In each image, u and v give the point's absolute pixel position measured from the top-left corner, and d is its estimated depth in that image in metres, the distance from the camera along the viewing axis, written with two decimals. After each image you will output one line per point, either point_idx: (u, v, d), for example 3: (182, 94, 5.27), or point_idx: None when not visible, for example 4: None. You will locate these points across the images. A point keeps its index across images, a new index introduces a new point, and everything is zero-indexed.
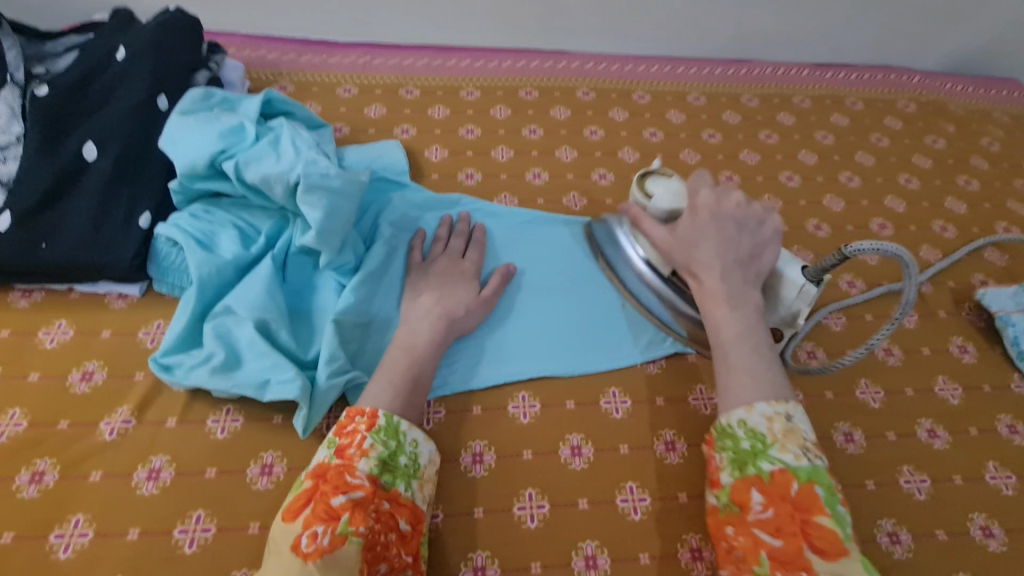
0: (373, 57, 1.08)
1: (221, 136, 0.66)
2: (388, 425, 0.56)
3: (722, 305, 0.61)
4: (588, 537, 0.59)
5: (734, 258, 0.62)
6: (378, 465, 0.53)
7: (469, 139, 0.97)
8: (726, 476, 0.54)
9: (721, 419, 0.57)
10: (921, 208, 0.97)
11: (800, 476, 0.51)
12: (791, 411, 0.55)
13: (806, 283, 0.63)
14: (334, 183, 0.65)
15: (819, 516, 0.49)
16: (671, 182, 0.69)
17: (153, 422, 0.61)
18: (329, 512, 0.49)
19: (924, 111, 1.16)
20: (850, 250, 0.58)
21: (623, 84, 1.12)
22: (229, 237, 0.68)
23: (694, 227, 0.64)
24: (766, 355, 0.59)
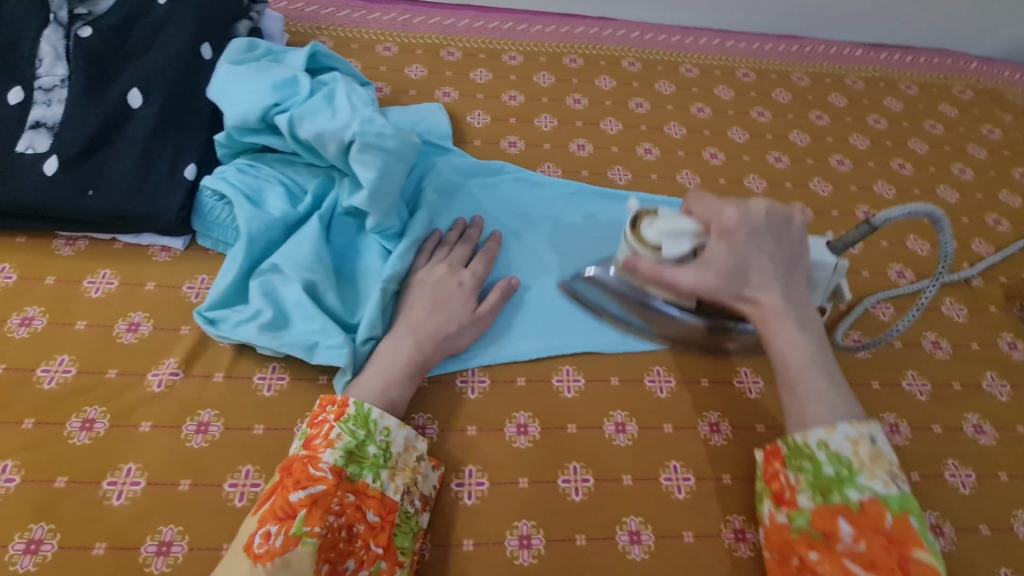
0: (414, 14, 1.04)
1: (275, 89, 0.64)
2: (358, 413, 0.55)
3: (788, 331, 0.57)
4: (632, 513, 0.59)
5: (783, 273, 0.58)
6: (343, 457, 0.53)
7: (512, 106, 0.94)
8: (804, 499, 0.54)
9: (798, 436, 0.55)
10: (974, 200, 0.94)
11: (892, 507, 0.51)
12: (874, 433, 0.54)
13: (839, 260, 0.58)
14: (390, 143, 0.63)
15: (916, 550, 0.49)
16: (671, 223, 0.58)
17: (201, 376, 0.61)
18: (286, 510, 0.49)
19: (981, 99, 1.11)
20: (878, 219, 0.55)
21: (671, 55, 1.08)
22: (276, 194, 0.67)
23: (734, 254, 0.57)
24: (834, 374, 0.57)
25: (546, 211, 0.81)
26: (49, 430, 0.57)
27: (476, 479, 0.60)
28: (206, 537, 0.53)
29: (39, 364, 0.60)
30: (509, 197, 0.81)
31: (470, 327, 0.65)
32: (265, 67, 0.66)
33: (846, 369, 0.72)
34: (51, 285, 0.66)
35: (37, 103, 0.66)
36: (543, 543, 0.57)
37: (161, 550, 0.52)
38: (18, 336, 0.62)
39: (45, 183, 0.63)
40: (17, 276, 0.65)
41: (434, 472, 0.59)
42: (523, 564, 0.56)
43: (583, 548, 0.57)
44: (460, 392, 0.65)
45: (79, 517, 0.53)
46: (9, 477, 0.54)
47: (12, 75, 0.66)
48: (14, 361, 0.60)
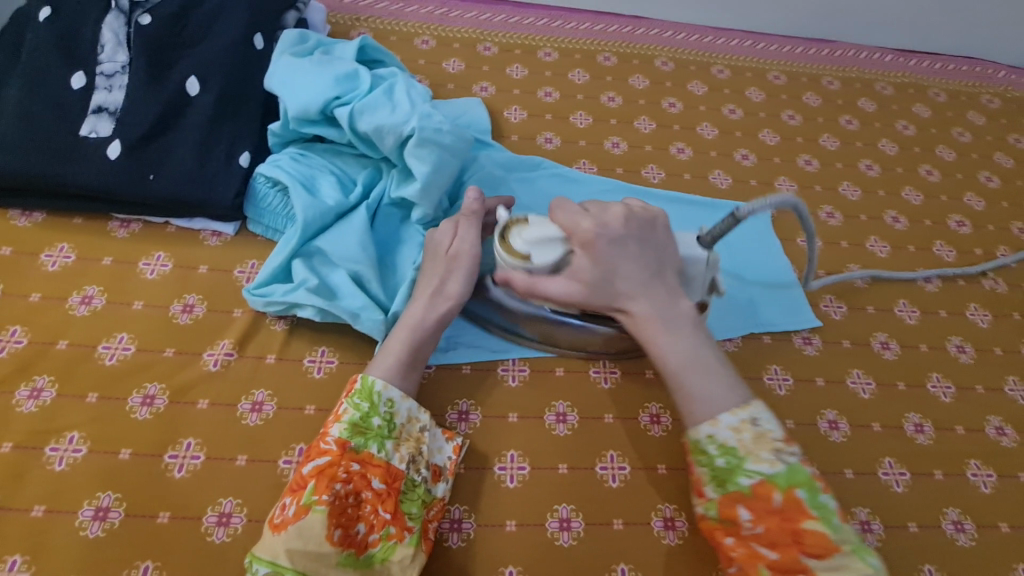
0: (451, 8, 1.05)
1: (337, 83, 0.66)
2: (363, 387, 0.57)
3: (662, 334, 0.58)
4: (667, 500, 0.62)
5: (649, 277, 0.59)
6: (347, 428, 0.55)
7: (548, 102, 0.96)
8: (709, 492, 0.54)
9: (690, 434, 0.56)
10: (1000, 208, 0.95)
11: (780, 485, 0.52)
12: (757, 415, 0.55)
13: (708, 253, 0.62)
14: (446, 139, 0.65)
15: (807, 521, 0.51)
16: (533, 232, 0.61)
17: (254, 356, 0.64)
18: (299, 482, 0.52)
19: (1009, 108, 1.12)
20: (742, 214, 0.55)
21: (704, 56, 1.09)
22: (329, 182, 0.69)
23: (597, 267, 0.59)
24: (716, 366, 0.58)
25: None
26: (113, 405, 0.59)
27: (518, 463, 0.62)
28: (263, 509, 0.56)
29: (99, 341, 0.63)
30: (547, 192, 0.83)
31: (454, 273, 0.63)
32: (327, 61, 0.68)
33: (874, 370, 0.74)
34: (108, 266, 0.68)
35: (99, 89, 0.68)
36: (582, 526, 0.59)
37: (221, 521, 0.55)
38: (78, 314, 0.64)
39: (108, 167, 0.65)
40: (76, 256, 0.68)
41: (449, 443, 0.61)
42: (563, 545, 0.58)
43: (620, 532, 0.59)
44: (502, 380, 0.67)
45: (142, 488, 0.55)
46: (76, 447, 0.57)
47: (75, 60, 0.68)
48: (76, 338, 0.63)
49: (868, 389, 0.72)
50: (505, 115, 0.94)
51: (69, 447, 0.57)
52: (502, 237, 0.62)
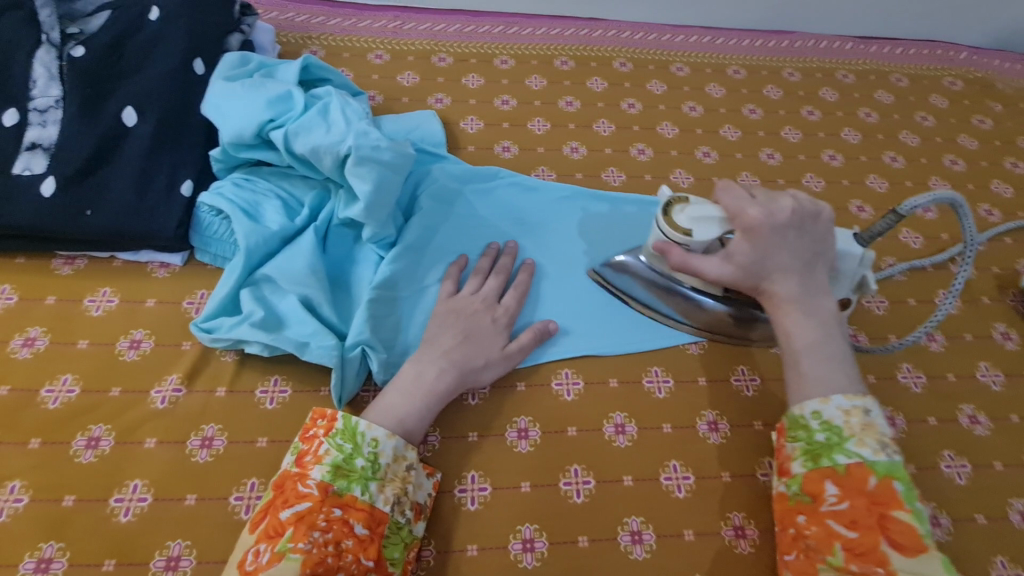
0: (405, 21, 1.05)
1: (270, 105, 0.65)
2: (345, 427, 0.55)
3: (792, 315, 0.58)
4: (634, 513, 0.60)
5: (800, 262, 0.58)
6: (330, 472, 0.52)
7: (505, 110, 0.95)
8: (797, 465, 0.55)
9: (794, 410, 0.56)
10: (965, 190, 0.95)
11: (878, 471, 0.51)
12: (870, 405, 0.54)
13: (864, 249, 0.60)
14: (386, 155, 0.63)
15: (897, 510, 0.49)
16: (700, 208, 0.61)
17: (203, 391, 0.62)
18: (276, 528, 0.49)
19: (971, 89, 1.12)
20: (904, 208, 0.57)
21: (662, 54, 1.08)
22: (273, 208, 0.67)
23: (747, 240, 0.59)
24: (842, 357, 0.57)
25: (541, 216, 0.81)
26: (56, 450, 0.57)
27: (478, 484, 0.61)
28: (214, 550, 0.54)
29: (42, 385, 0.61)
30: (504, 202, 0.82)
31: (495, 363, 0.64)
32: (259, 83, 0.67)
33: None
34: (52, 305, 0.66)
35: (33, 124, 0.66)
36: (546, 545, 0.58)
37: (169, 565, 0.53)
38: (20, 357, 0.62)
39: (43, 204, 0.63)
40: (18, 297, 0.66)
41: (429, 480, 0.59)
42: (526, 567, 0.57)
43: (586, 549, 0.58)
44: (461, 399, 0.65)
45: (87, 536, 0.54)
46: (17, 496, 0.55)
47: (7, 97, 0.67)
48: (17, 382, 0.61)
49: None
50: (461, 126, 0.93)
51: (9, 498, 0.55)
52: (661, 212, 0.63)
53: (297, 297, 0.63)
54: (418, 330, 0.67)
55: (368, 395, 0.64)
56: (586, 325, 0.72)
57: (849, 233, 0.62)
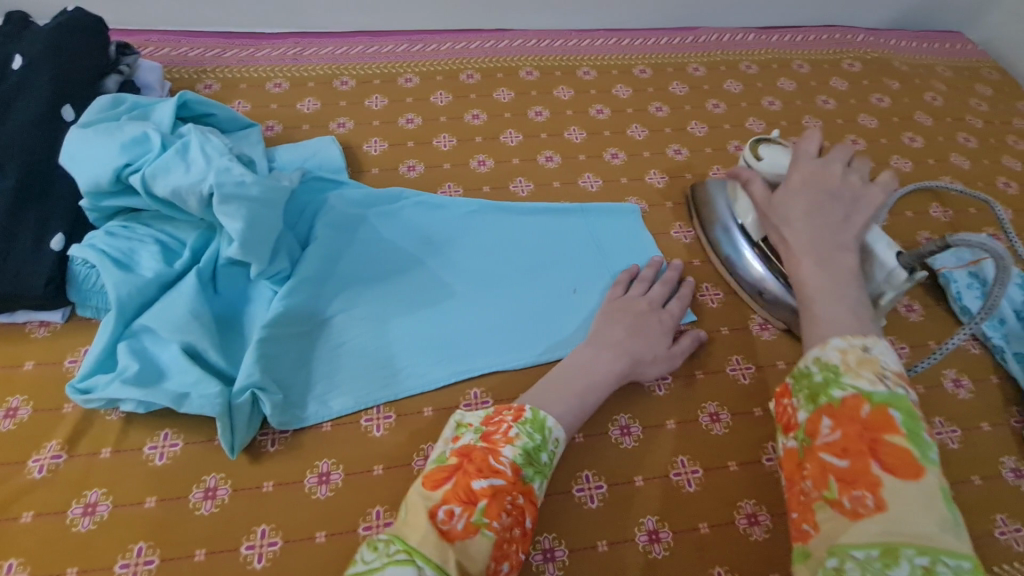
0: (304, 47, 1.03)
1: (124, 149, 0.63)
2: (534, 418, 0.56)
3: (806, 264, 0.61)
4: (546, 530, 0.59)
5: (827, 218, 0.62)
6: (522, 456, 0.52)
7: (410, 129, 0.94)
8: (801, 413, 0.53)
9: (800, 359, 0.55)
10: (867, 168, 0.98)
11: (872, 400, 0.48)
12: (871, 345, 0.53)
13: (898, 268, 0.63)
14: (253, 191, 0.62)
15: (891, 435, 0.46)
16: (785, 152, 0.71)
17: (87, 454, 0.59)
18: (470, 494, 0.48)
19: (869, 70, 1.16)
20: (952, 240, 0.60)
21: (569, 60, 1.09)
22: (149, 254, 0.64)
23: (786, 194, 0.65)
24: (851, 307, 0.57)
25: (445, 233, 0.80)
26: None
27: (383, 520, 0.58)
28: None
29: None
30: (408, 223, 0.80)
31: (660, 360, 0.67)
32: (116, 127, 0.65)
33: (753, 354, 0.73)
34: None
35: None
36: None
37: None
38: None
39: None
40: None
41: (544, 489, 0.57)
42: None
43: None
44: (365, 431, 0.63)
45: None
46: None
47: None
48: None
49: (748, 373, 0.71)
50: (365, 149, 0.91)
51: None
52: (752, 142, 0.74)
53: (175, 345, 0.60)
54: (319, 366, 0.66)
55: (267, 439, 0.61)
56: (493, 343, 0.70)
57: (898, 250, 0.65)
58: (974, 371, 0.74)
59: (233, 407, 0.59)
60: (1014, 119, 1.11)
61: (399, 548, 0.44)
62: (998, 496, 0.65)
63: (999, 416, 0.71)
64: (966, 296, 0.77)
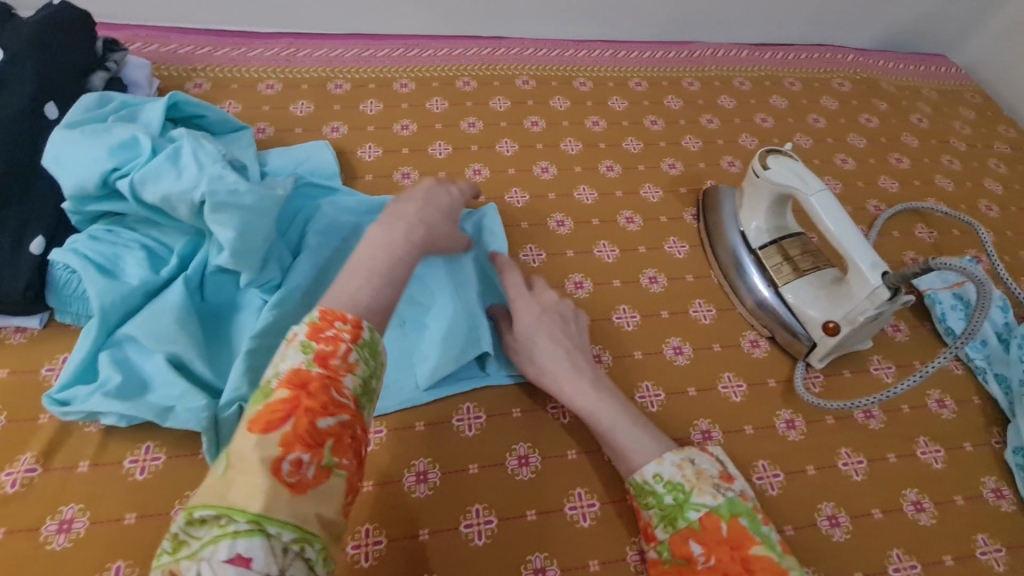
0: (298, 48, 1.01)
1: (112, 154, 0.61)
2: (373, 340, 0.50)
3: (588, 397, 0.60)
4: (538, 549, 0.58)
5: (561, 343, 0.64)
6: (364, 384, 0.48)
7: (405, 135, 0.93)
8: (660, 531, 0.53)
9: (636, 476, 0.56)
10: (855, 187, 0.99)
11: (723, 515, 0.51)
12: (693, 454, 0.55)
13: (880, 287, 0.66)
14: (246, 199, 0.61)
15: (754, 548, 0.48)
16: (794, 164, 0.74)
17: (63, 468, 0.57)
18: (315, 437, 0.43)
19: (859, 90, 1.18)
20: (936, 262, 0.62)
21: (565, 70, 1.09)
22: (135, 260, 0.62)
23: (526, 327, 0.66)
24: (626, 409, 0.60)
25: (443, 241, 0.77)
26: None
27: (373, 538, 0.57)
28: None
29: None
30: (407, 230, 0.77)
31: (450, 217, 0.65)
32: (104, 129, 0.63)
33: (744, 371, 0.74)
34: None
35: None
36: None
37: None
38: None
39: None
40: None
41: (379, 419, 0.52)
42: None
43: None
44: None
45: None
46: None
47: None
48: None
49: (739, 392, 0.72)
50: (359, 154, 0.90)
51: None
52: (764, 151, 0.77)
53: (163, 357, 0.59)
54: None
55: None
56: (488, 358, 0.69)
57: (884, 271, 0.67)
58: (957, 392, 0.76)
59: (218, 421, 0.57)
60: (996, 142, 1.14)
61: (240, 520, 0.39)
62: (979, 517, 0.66)
63: (980, 437, 0.72)
64: (951, 317, 0.79)
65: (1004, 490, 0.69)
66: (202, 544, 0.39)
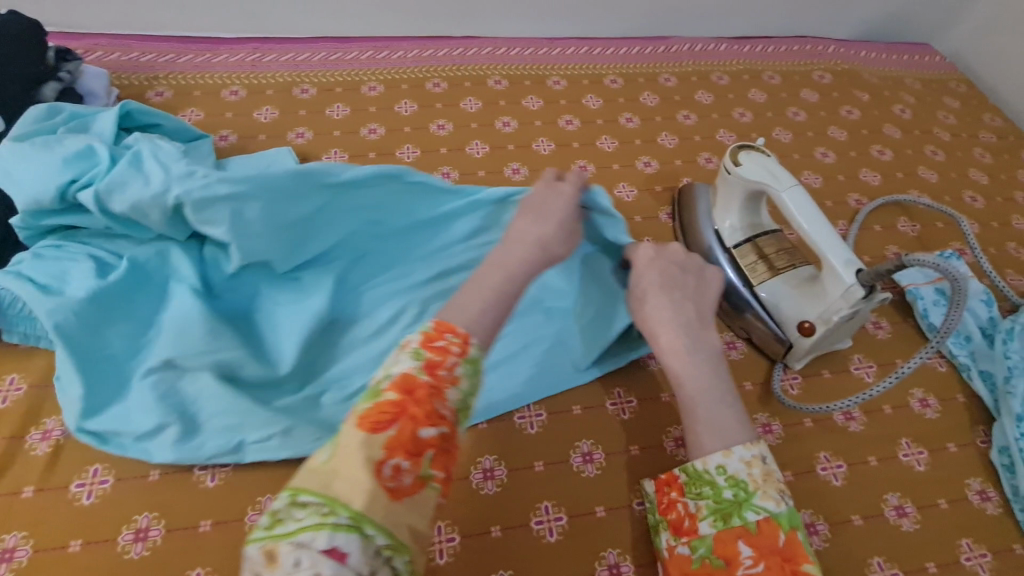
0: (264, 53, 0.99)
1: (67, 165, 0.59)
2: (475, 360, 0.50)
3: (682, 364, 0.58)
4: (501, 567, 0.56)
5: (673, 301, 0.62)
6: (463, 402, 0.47)
7: (372, 140, 0.91)
8: (706, 525, 0.51)
9: (697, 463, 0.53)
10: (836, 181, 0.97)
11: (783, 524, 0.49)
12: (764, 451, 0.53)
13: (854, 285, 0.63)
14: (224, 194, 0.58)
15: (806, 563, 0.47)
16: (766, 159, 0.72)
17: (5, 494, 0.55)
18: (416, 446, 0.43)
19: (840, 81, 1.15)
20: (909, 259, 0.59)
21: (539, 69, 1.07)
22: (82, 271, 0.59)
23: (641, 279, 0.64)
24: (724, 387, 0.57)
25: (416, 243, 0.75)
26: None
27: None
28: None
29: None
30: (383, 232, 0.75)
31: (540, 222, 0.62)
32: (56, 140, 0.61)
33: None
34: None
35: None
36: None
37: None
38: None
39: None
40: None
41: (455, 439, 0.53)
42: None
43: None
44: None
45: None
46: None
47: None
48: None
49: None
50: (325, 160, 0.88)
51: None
52: (736, 147, 0.75)
53: (126, 363, 0.59)
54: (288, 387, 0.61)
55: (206, 474, 0.57)
56: None
57: (859, 268, 0.64)
58: (941, 390, 0.73)
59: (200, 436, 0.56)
60: (981, 132, 1.12)
61: (342, 514, 0.39)
62: (964, 521, 0.64)
63: (965, 437, 0.70)
64: (933, 313, 0.77)
65: (989, 492, 0.67)
66: (300, 528, 0.38)
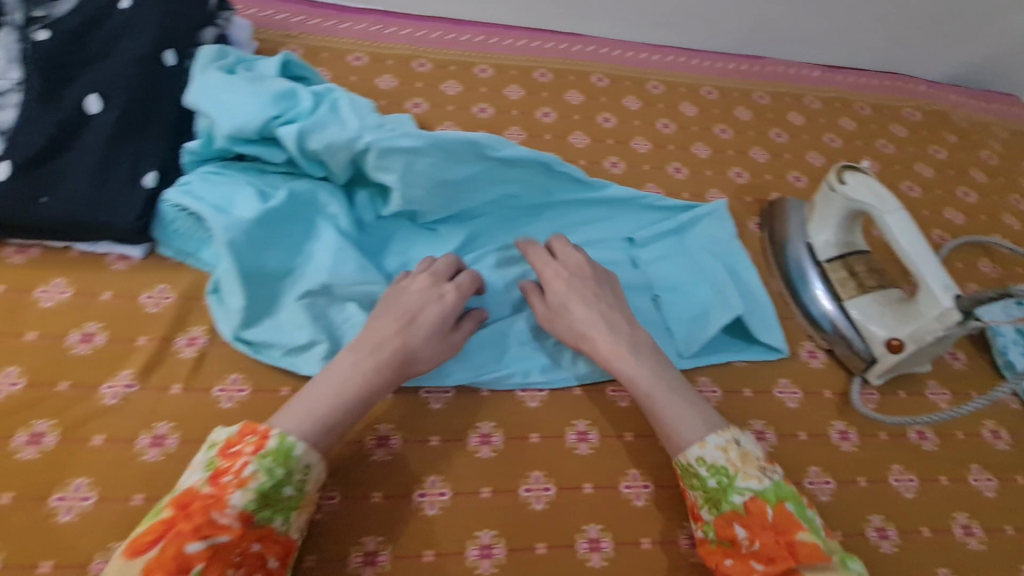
0: (386, 25, 1.05)
1: (272, 101, 0.66)
2: (278, 448, 0.51)
3: (630, 365, 0.62)
4: (592, 521, 0.61)
5: (605, 311, 0.65)
6: (255, 501, 0.48)
7: (483, 118, 0.96)
8: (705, 513, 0.57)
9: (681, 458, 0.58)
10: (920, 215, 0.99)
11: (770, 499, 0.54)
12: (738, 436, 0.58)
13: (952, 309, 0.66)
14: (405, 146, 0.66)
15: (800, 532, 0.53)
16: (869, 180, 0.74)
17: (157, 387, 0.60)
18: (181, 562, 0.44)
19: (929, 121, 1.17)
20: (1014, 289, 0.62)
21: (639, 71, 1.11)
22: (247, 199, 0.65)
23: (562, 293, 0.66)
24: (683, 388, 0.62)
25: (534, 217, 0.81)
26: None
27: (439, 489, 0.60)
28: None
29: None
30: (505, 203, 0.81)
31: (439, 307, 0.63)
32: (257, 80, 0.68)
33: (800, 380, 0.75)
34: None
35: None
36: (504, 552, 0.58)
37: None
38: None
39: None
40: None
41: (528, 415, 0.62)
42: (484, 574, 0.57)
43: (543, 556, 0.58)
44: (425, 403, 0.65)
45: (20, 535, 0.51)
46: None
47: None
48: None
49: (794, 398, 0.73)
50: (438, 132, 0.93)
51: None
52: (841, 167, 0.77)
53: (280, 281, 0.65)
54: None
55: None
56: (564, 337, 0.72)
57: (956, 293, 0.67)
58: (1013, 425, 0.76)
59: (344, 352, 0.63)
60: None
61: None
62: None
63: None
64: (1012, 351, 0.80)
65: None
66: None
